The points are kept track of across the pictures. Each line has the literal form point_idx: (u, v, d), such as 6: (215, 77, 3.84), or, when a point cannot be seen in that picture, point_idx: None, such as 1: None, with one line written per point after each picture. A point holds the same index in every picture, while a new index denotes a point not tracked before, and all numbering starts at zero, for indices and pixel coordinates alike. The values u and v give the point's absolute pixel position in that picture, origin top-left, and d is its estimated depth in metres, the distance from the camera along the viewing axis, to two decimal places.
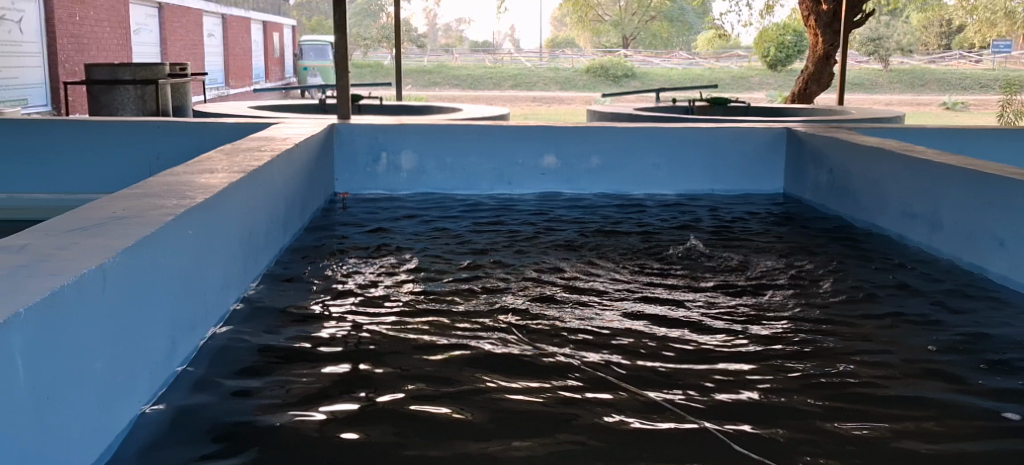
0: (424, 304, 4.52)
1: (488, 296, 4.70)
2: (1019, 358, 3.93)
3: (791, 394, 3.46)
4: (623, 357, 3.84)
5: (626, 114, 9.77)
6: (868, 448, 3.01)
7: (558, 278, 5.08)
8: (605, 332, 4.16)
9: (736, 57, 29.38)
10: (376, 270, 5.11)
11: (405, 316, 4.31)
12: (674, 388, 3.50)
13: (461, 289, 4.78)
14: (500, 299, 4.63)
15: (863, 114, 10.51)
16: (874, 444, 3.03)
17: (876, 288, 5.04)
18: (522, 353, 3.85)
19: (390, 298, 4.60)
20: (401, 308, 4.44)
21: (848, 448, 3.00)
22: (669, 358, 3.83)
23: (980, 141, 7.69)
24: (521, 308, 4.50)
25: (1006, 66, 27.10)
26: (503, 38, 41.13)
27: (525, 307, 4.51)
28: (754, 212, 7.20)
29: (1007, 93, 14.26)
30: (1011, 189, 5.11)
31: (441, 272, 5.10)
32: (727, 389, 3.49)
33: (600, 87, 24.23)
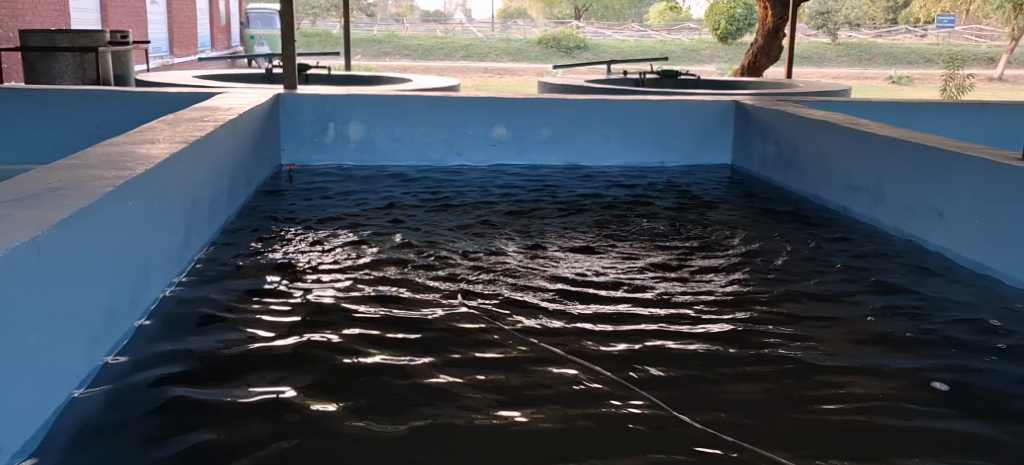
0: (372, 277, 4.51)
1: (437, 267, 4.70)
2: (951, 329, 4.05)
3: (735, 367, 3.54)
4: (569, 330, 3.88)
5: (576, 86, 9.77)
6: (807, 419, 3.11)
7: (507, 250, 5.09)
8: (551, 304, 4.20)
9: (687, 29, 29.48)
10: (324, 242, 5.08)
11: (352, 289, 4.31)
12: (621, 361, 3.56)
13: (409, 261, 4.79)
14: (448, 272, 4.64)
15: (810, 88, 10.65)
16: (813, 417, 3.14)
17: (818, 259, 5.14)
18: (470, 327, 3.86)
19: (338, 270, 4.59)
20: (349, 281, 4.43)
21: (789, 420, 3.10)
22: (616, 332, 3.87)
23: (923, 115, 7.83)
24: (469, 280, 4.50)
25: (951, 41, 27.59)
26: (454, 8, 40.82)
27: (473, 279, 4.54)
28: (701, 184, 7.28)
29: (950, 68, 14.56)
30: (951, 162, 5.24)
31: (390, 244, 5.10)
32: (674, 363, 3.56)
33: (552, 59, 24.20)
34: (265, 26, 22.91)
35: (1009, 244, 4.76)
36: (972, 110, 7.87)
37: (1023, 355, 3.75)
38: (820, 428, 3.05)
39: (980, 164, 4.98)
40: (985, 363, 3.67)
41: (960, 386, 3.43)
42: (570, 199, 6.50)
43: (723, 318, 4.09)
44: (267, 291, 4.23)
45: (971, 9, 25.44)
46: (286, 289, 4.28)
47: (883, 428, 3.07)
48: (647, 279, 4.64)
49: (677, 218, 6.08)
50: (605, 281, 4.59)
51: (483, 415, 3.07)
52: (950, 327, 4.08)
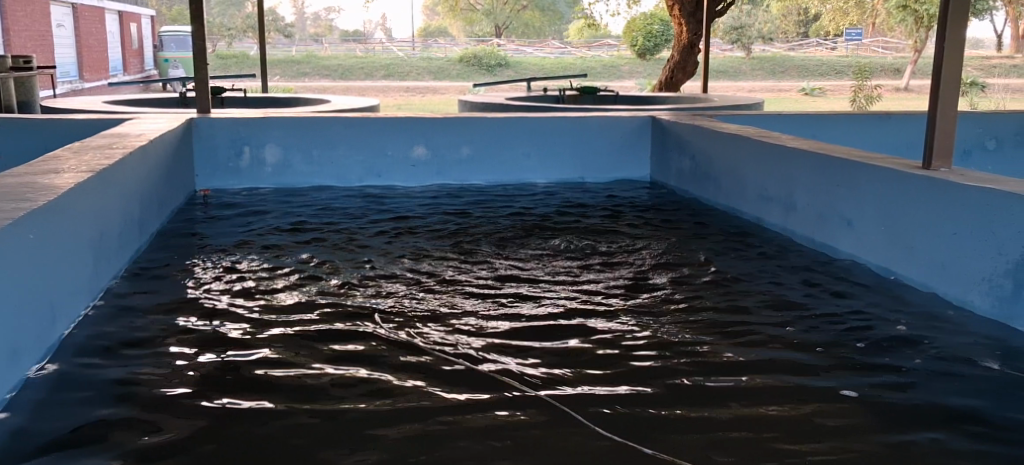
0: (289, 301, 4.49)
1: (355, 290, 4.69)
2: (858, 337, 4.18)
3: (652, 381, 3.62)
4: (487, 350, 3.92)
5: (496, 104, 9.84)
6: (727, 430, 3.21)
7: (427, 271, 5.10)
8: (472, 325, 4.23)
9: (606, 46, 29.87)
10: (241, 267, 5.03)
11: (270, 315, 4.27)
12: (539, 378, 3.62)
13: (327, 285, 4.76)
14: (367, 295, 4.63)
15: (725, 101, 10.90)
16: (732, 427, 3.24)
17: (732, 271, 5.26)
18: (389, 350, 3.87)
19: (254, 296, 4.55)
20: (265, 306, 4.40)
21: (711, 432, 3.19)
22: (535, 351, 3.92)
23: (832, 126, 8.08)
24: (387, 303, 4.50)
25: (859, 53, 28.53)
26: (374, 28, 40.66)
27: (394, 301, 4.54)
28: (621, 199, 7.38)
29: (859, 79, 15.05)
30: (856, 171, 5.42)
31: (310, 267, 5.07)
32: (595, 379, 3.63)
33: (474, 77, 24.32)
34: (179, 49, 22.46)
35: (913, 249, 4.94)
36: (877, 121, 8.16)
37: (925, 362, 3.89)
38: (742, 438, 3.16)
39: (884, 172, 5.16)
40: (890, 369, 3.80)
41: (865, 391, 3.58)
42: (492, 218, 6.53)
43: (641, 332, 4.17)
44: (184, 319, 4.16)
45: (877, 21, 26.36)
46: (204, 316, 4.22)
47: (790, 437, 3.17)
48: (566, 296, 4.70)
49: (596, 233, 6.15)
50: (524, 299, 4.64)
51: (411, 441, 3.09)
52: (860, 334, 4.23)
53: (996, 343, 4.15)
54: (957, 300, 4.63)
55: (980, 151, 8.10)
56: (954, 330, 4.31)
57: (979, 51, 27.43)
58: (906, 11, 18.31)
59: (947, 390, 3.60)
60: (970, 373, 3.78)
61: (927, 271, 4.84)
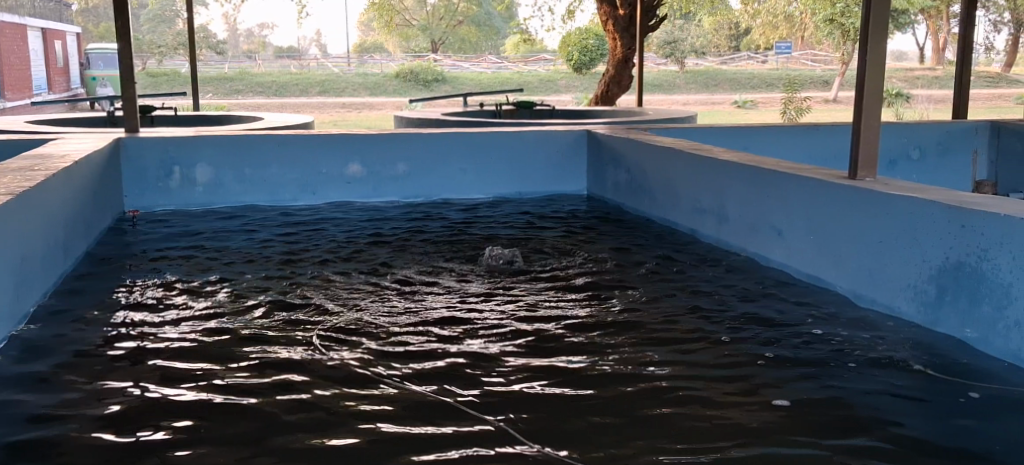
0: (222, 325, 4.42)
1: (289, 313, 4.63)
2: (790, 345, 4.27)
3: (590, 394, 3.66)
4: (425, 370, 3.91)
5: (432, 119, 9.83)
6: (674, 441, 3.27)
7: (363, 290, 5.07)
8: (411, 346, 4.21)
9: (542, 60, 30.06)
10: (172, 291, 4.95)
11: (203, 341, 4.21)
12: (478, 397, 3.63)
13: (260, 307, 4.71)
14: (301, 317, 4.58)
15: (658, 114, 11.04)
16: (677, 438, 3.30)
17: (666, 283, 5.33)
18: (326, 374, 3.85)
19: (186, 320, 4.48)
20: (196, 331, 4.33)
21: (658, 445, 3.25)
22: (473, 369, 3.93)
23: (762, 139, 8.25)
24: (323, 325, 4.46)
25: (789, 65, 29.17)
26: (308, 44, 40.35)
27: (332, 324, 4.49)
28: (558, 213, 7.43)
29: (789, 91, 15.37)
30: (785, 183, 5.54)
31: (247, 290, 5.01)
32: (533, 396, 3.65)
33: (410, 92, 24.29)
34: (107, 67, 21.99)
35: (842, 258, 5.05)
36: (807, 133, 8.34)
37: (854, 370, 3.98)
38: (687, 449, 3.21)
39: (811, 184, 5.29)
40: (820, 377, 3.88)
41: (796, 399, 3.66)
42: (429, 234, 6.52)
43: (582, 347, 4.21)
44: (116, 349, 4.07)
45: (806, 34, 27.02)
46: (136, 344, 4.14)
47: (725, 449, 3.22)
48: (506, 313, 4.71)
49: (532, 248, 6.17)
50: (460, 316, 4.64)
51: None
52: (792, 343, 4.32)
53: (922, 348, 4.27)
54: (885, 306, 4.74)
55: (905, 161, 8.33)
56: (882, 336, 4.42)
57: (904, 62, 28.27)
58: (833, 24, 18.79)
59: (879, 396, 3.70)
60: (897, 378, 3.89)
61: (856, 280, 4.95)
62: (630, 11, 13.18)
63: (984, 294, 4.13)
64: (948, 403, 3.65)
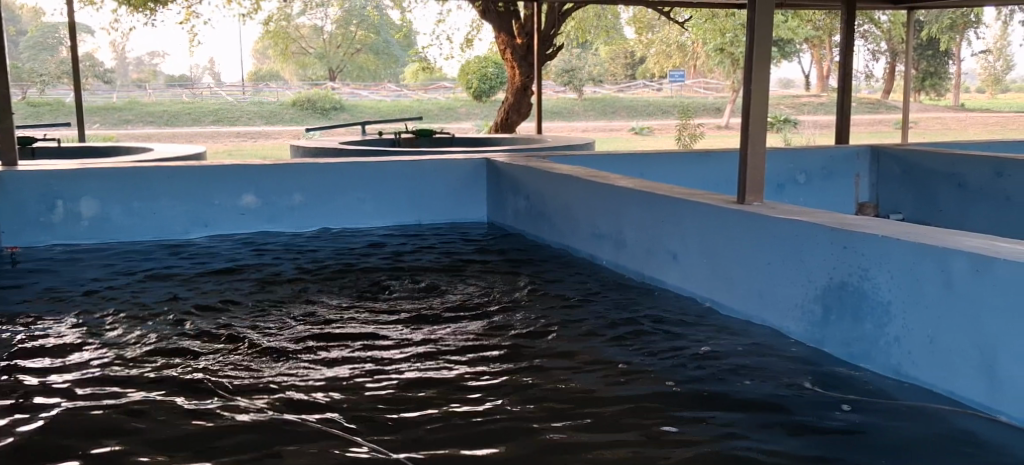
0: (118, 365, 4.29)
1: (187, 349, 4.52)
2: (681, 366, 4.37)
3: (494, 423, 3.69)
4: (329, 404, 3.87)
5: (329, 149, 9.73)
6: None
7: (266, 324, 4.98)
8: (307, 381, 4.13)
9: (442, 89, 30.16)
10: (64, 330, 4.79)
11: (98, 381, 4.08)
12: (381, 429, 3.62)
13: (158, 344, 4.58)
14: (200, 353, 4.47)
15: (557, 142, 11.18)
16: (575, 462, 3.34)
17: (563, 309, 5.38)
18: (226, 411, 3.77)
19: (79, 362, 4.34)
20: (90, 372, 4.19)
21: None
22: (377, 401, 3.90)
23: (655, 165, 8.43)
24: (222, 361, 4.36)
25: (683, 93, 30.01)
26: (202, 72, 39.51)
27: (226, 360, 4.38)
28: (457, 241, 7.43)
29: (683, 118, 15.82)
30: (678, 208, 5.66)
31: (137, 327, 4.85)
32: (438, 426, 3.65)
33: (308, 121, 24.00)
34: None
35: (733, 280, 5.19)
36: (699, 159, 8.55)
37: (740, 387, 4.10)
38: None
39: (702, 208, 5.42)
40: (707, 396, 3.98)
41: (685, 418, 3.75)
42: (325, 266, 6.42)
43: (485, 375, 4.21)
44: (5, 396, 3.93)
45: (698, 62, 27.84)
46: (28, 389, 3.99)
47: None
48: (405, 343, 4.67)
49: (434, 276, 6.17)
50: (364, 348, 4.60)
51: None
52: (684, 364, 4.41)
53: (806, 364, 4.42)
54: (774, 326, 4.88)
55: (791, 185, 8.63)
56: (770, 354, 4.55)
57: (790, 90, 29.42)
58: (723, 54, 19.48)
59: (764, 412, 3.82)
60: (779, 394, 4.02)
61: (747, 301, 5.09)
62: (527, 40, 13.36)
63: (866, 311, 4.30)
64: (821, 414, 3.80)
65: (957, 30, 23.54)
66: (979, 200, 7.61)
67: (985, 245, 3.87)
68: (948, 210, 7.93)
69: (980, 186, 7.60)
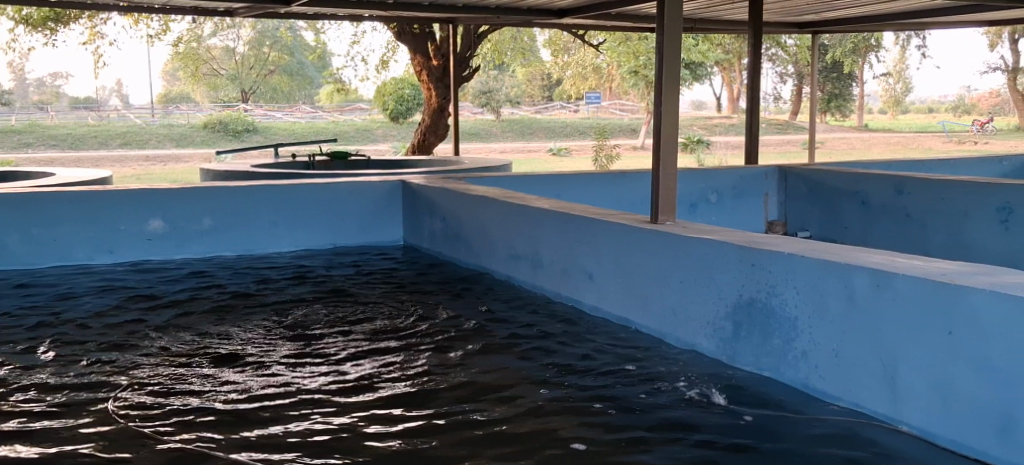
0: (30, 405, 4.14)
1: (101, 385, 4.39)
2: (597, 386, 4.41)
3: (415, 449, 3.67)
4: (250, 437, 3.80)
5: (240, 172, 9.53)
6: None
7: (184, 355, 4.87)
8: (220, 414, 4.05)
9: (359, 111, 29.96)
10: None
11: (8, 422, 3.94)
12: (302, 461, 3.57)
13: (71, 381, 4.44)
14: (115, 389, 4.35)
15: (474, 163, 11.17)
16: None
17: (479, 331, 5.37)
18: (142, 449, 3.68)
19: None
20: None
21: None
22: (300, 432, 3.85)
23: (572, 186, 8.49)
24: (138, 397, 4.25)
25: (599, 114, 30.40)
26: (109, 94, 38.49)
27: (137, 394, 4.28)
28: (374, 264, 7.35)
29: (599, 139, 15.99)
30: (592, 228, 5.69)
31: (48, 363, 4.71)
32: (360, 456, 3.62)
33: (219, 143, 23.53)
34: None
35: (647, 298, 5.24)
36: (614, 180, 8.65)
37: (654, 404, 4.16)
38: None
39: (615, 228, 5.47)
40: (621, 415, 4.02)
41: (600, 437, 3.78)
42: (237, 292, 6.28)
43: (407, 402, 4.19)
44: None
45: (613, 84, 28.27)
46: None
47: None
48: (323, 372, 4.63)
49: (354, 300, 6.11)
50: (285, 378, 4.53)
51: None
52: (598, 383, 4.44)
53: (719, 380, 4.47)
54: (688, 343, 4.94)
55: (704, 205, 8.78)
56: (686, 371, 4.61)
57: (702, 112, 30.08)
58: (637, 76, 19.82)
59: (683, 429, 3.86)
60: (691, 410, 4.08)
61: (661, 319, 5.14)
62: (443, 61, 13.37)
63: (774, 328, 4.38)
64: (732, 428, 3.88)
65: (859, 53, 24.42)
66: (882, 217, 7.87)
67: (886, 261, 3.98)
68: (853, 227, 8.18)
69: (882, 204, 7.85)
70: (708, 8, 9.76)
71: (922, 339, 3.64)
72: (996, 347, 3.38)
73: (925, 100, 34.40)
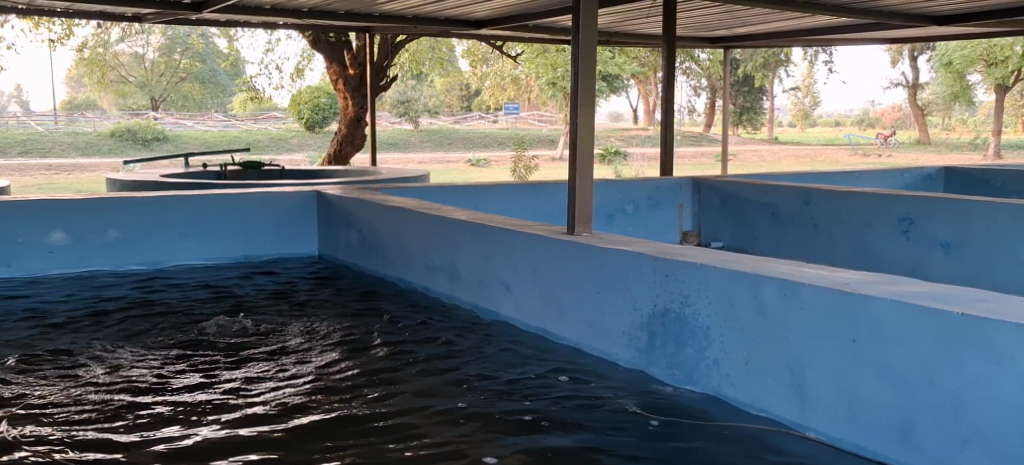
0: None
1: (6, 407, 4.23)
2: (514, 396, 4.41)
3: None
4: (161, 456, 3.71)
5: (148, 182, 9.26)
6: None
7: (96, 372, 4.73)
8: (134, 434, 3.94)
9: (273, 119, 29.50)
10: None
11: None
12: None
13: None
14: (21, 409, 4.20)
15: (391, 173, 11.07)
16: None
17: (396, 343, 5.32)
18: None
19: None
20: None
21: None
22: (213, 450, 3.77)
23: (489, 197, 8.49)
24: (45, 417, 4.12)
25: (518, 125, 30.53)
26: (10, 99, 37.10)
27: (45, 415, 4.14)
28: (287, 276, 7.21)
29: (518, 150, 16.02)
30: (509, 239, 5.67)
31: None
32: None
33: (128, 151, 22.85)
34: None
35: (564, 309, 5.25)
36: (531, 190, 8.68)
37: (570, 415, 4.17)
38: None
39: (532, 239, 5.46)
40: (538, 426, 4.03)
41: (516, 450, 3.78)
42: (144, 306, 6.09)
43: (325, 417, 4.14)
44: None
45: (530, 94, 28.43)
46: None
47: None
48: (243, 387, 4.54)
49: (273, 313, 6.00)
50: (202, 394, 4.44)
51: None
52: (514, 395, 4.44)
53: (635, 389, 4.50)
54: (604, 353, 4.97)
55: (621, 215, 8.86)
56: (604, 382, 4.62)
57: (619, 123, 30.48)
58: (555, 87, 19.98)
59: (601, 440, 3.88)
60: (606, 420, 4.12)
61: (577, 330, 5.16)
62: (360, 71, 13.27)
63: (687, 337, 4.44)
64: (647, 437, 3.93)
65: (769, 68, 25.34)
66: (790, 227, 8.08)
67: (793, 271, 4.07)
68: (764, 237, 8.37)
69: (791, 214, 8.06)
70: (622, 22, 9.91)
71: (827, 347, 3.74)
72: (896, 352, 3.49)
73: (832, 112, 35.55)
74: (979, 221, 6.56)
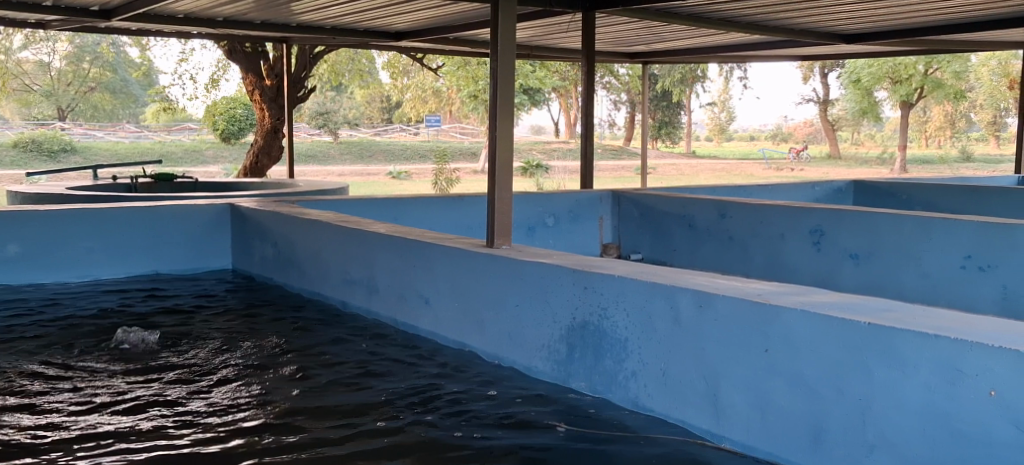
0: None
1: None
2: (433, 410, 4.38)
3: None
4: None
5: (53, 195, 8.92)
6: None
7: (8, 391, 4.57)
8: (52, 452, 3.84)
9: (187, 130, 28.77)
10: None
11: None
12: None
13: None
14: None
15: (309, 186, 10.89)
16: None
17: (312, 358, 5.22)
18: None
19: None
20: None
21: None
22: None
23: (408, 210, 8.41)
24: None
25: (439, 137, 30.38)
26: None
27: None
28: (201, 292, 7.03)
29: (439, 162, 15.92)
30: (427, 252, 5.62)
31: None
32: None
33: (33, 163, 21.96)
34: None
35: (483, 322, 5.22)
36: (450, 203, 8.62)
37: (488, 428, 4.16)
38: None
39: (451, 252, 5.42)
40: (457, 440, 4.01)
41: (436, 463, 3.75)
42: (49, 324, 5.86)
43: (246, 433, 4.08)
44: None
45: (451, 106, 28.35)
46: None
47: None
48: (169, 403, 4.46)
49: (192, 328, 5.87)
50: (120, 412, 4.32)
51: None
52: (434, 409, 4.40)
53: (554, 402, 4.50)
54: (522, 366, 4.95)
55: (541, 227, 8.90)
56: (519, 394, 4.61)
57: (540, 136, 30.61)
58: (476, 101, 19.95)
59: (520, 452, 3.87)
60: (526, 432, 4.12)
61: (497, 344, 5.13)
62: (276, 81, 13.06)
63: (604, 348, 4.46)
64: (567, 448, 3.94)
65: (687, 83, 25.92)
66: (706, 239, 8.21)
67: (706, 283, 4.12)
68: (681, 249, 8.48)
69: (707, 226, 8.19)
70: (542, 36, 9.95)
71: (739, 357, 3.79)
72: (806, 361, 3.55)
73: (746, 128, 36.32)
74: (886, 233, 6.75)
